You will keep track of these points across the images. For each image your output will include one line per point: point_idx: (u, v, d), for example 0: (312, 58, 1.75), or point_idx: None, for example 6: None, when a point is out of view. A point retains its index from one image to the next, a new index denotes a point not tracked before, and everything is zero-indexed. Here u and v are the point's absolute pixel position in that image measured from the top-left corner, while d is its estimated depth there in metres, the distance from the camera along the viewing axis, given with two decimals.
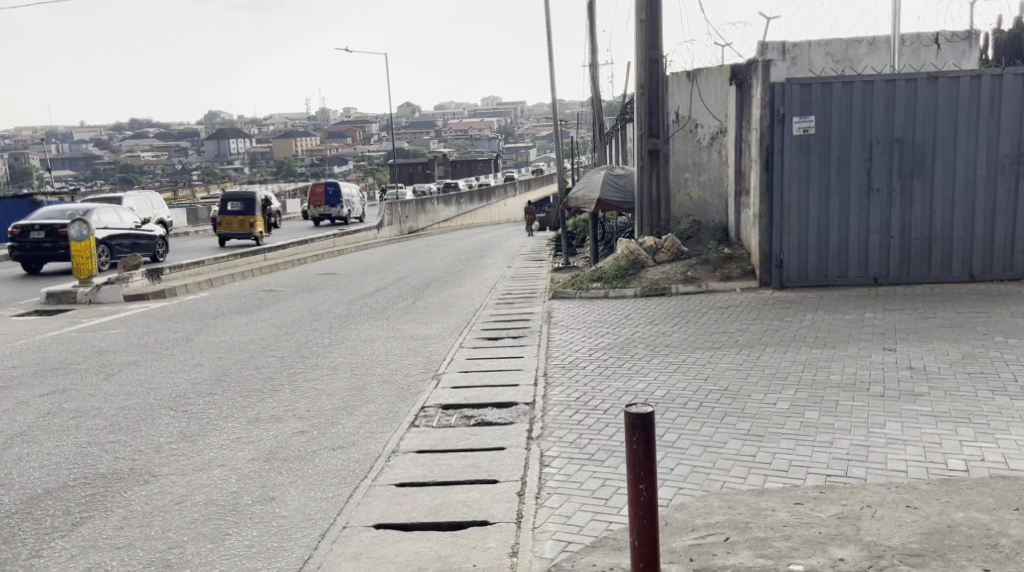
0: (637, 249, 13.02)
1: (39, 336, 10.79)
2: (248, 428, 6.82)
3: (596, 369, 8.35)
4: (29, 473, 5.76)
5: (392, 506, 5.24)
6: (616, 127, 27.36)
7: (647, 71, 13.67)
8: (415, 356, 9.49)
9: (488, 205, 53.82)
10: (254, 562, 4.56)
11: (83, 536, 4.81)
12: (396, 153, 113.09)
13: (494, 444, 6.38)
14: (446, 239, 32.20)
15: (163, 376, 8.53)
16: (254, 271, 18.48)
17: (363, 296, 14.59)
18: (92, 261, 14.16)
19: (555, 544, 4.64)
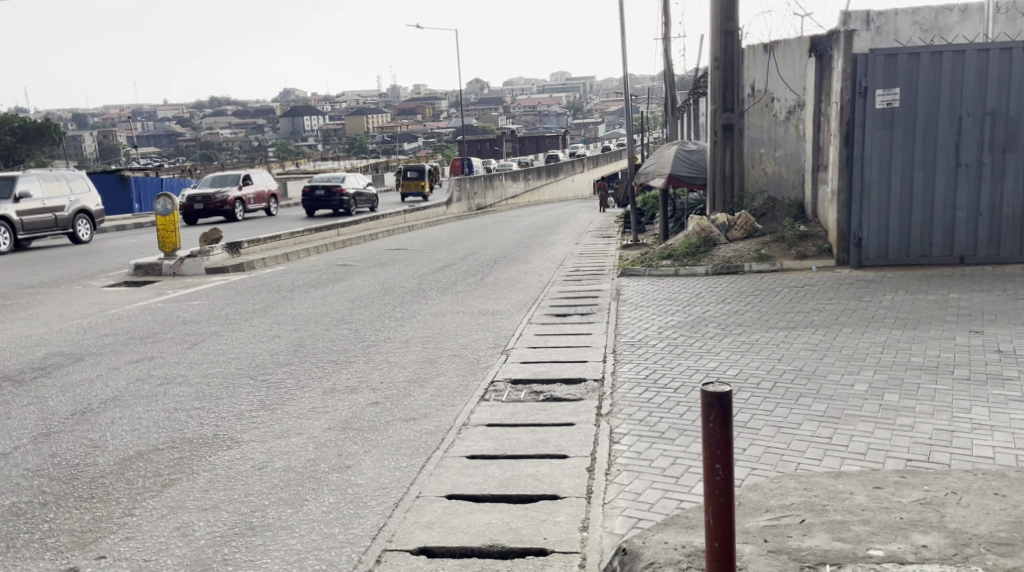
0: (709, 226, 12.87)
1: (126, 306, 11.20)
2: (325, 398, 6.98)
3: (666, 347, 8.29)
4: (121, 436, 6.01)
5: (463, 478, 5.31)
6: (688, 102, 26.94)
7: (722, 44, 13.45)
8: (484, 331, 9.57)
9: (556, 182, 53.62)
10: (332, 527, 4.68)
11: (172, 497, 5.00)
12: (464, 130, 113.71)
13: (564, 419, 6.40)
14: (515, 215, 32.21)
15: (243, 347, 8.77)
16: (327, 246, 18.79)
17: (433, 271, 14.73)
18: (177, 234, 14.63)
19: (626, 521, 4.65)
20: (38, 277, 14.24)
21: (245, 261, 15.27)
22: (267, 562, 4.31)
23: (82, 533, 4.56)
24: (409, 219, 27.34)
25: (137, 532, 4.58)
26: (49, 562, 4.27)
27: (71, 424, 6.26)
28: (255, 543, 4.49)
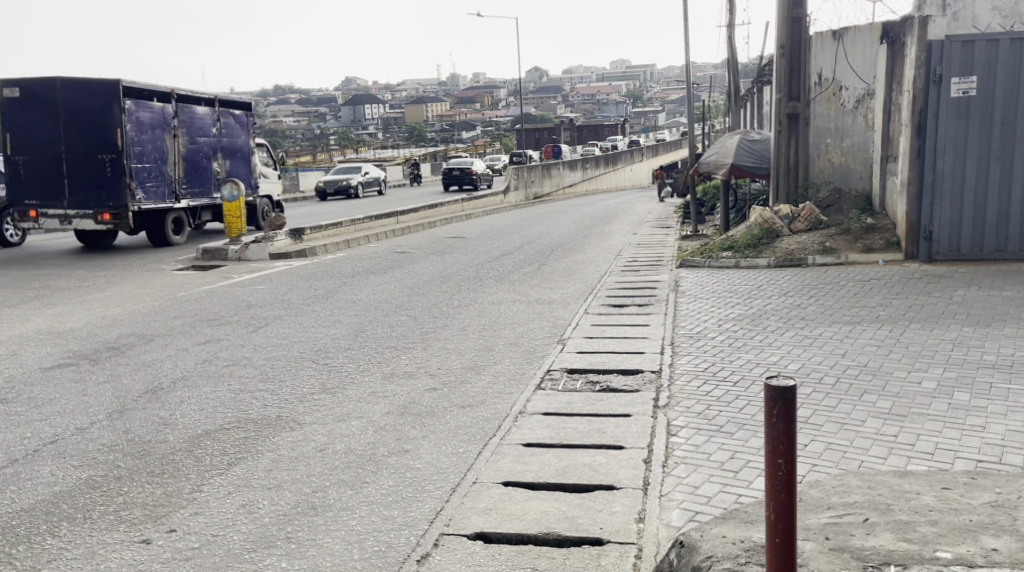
0: (772, 217, 12.68)
1: (194, 289, 11.46)
2: (384, 383, 7.07)
3: (726, 340, 8.19)
4: (190, 415, 6.17)
5: (519, 465, 5.33)
6: (751, 90, 26.46)
7: (789, 31, 13.22)
8: (541, 320, 9.57)
9: (614, 171, 53.26)
10: (391, 510, 4.75)
11: (238, 475, 5.12)
12: (521, 119, 113.84)
13: (621, 410, 6.38)
14: (573, 205, 32.06)
15: (306, 331, 8.91)
16: (386, 233, 18.98)
17: (490, 259, 14.78)
18: (242, 220, 15.00)
19: (683, 514, 4.63)
20: (111, 260, 14.65)
21: (307, 247, 15.51)
22: (328, 541, 4.39)
23: (153, 506, 4.70)
24: (466, 207, 27.45)
25: (205, 508, 4.70)
26: (124, 533, 4.41)
27: (144, 402, 6.44)
28: (317, 522, 4.57)
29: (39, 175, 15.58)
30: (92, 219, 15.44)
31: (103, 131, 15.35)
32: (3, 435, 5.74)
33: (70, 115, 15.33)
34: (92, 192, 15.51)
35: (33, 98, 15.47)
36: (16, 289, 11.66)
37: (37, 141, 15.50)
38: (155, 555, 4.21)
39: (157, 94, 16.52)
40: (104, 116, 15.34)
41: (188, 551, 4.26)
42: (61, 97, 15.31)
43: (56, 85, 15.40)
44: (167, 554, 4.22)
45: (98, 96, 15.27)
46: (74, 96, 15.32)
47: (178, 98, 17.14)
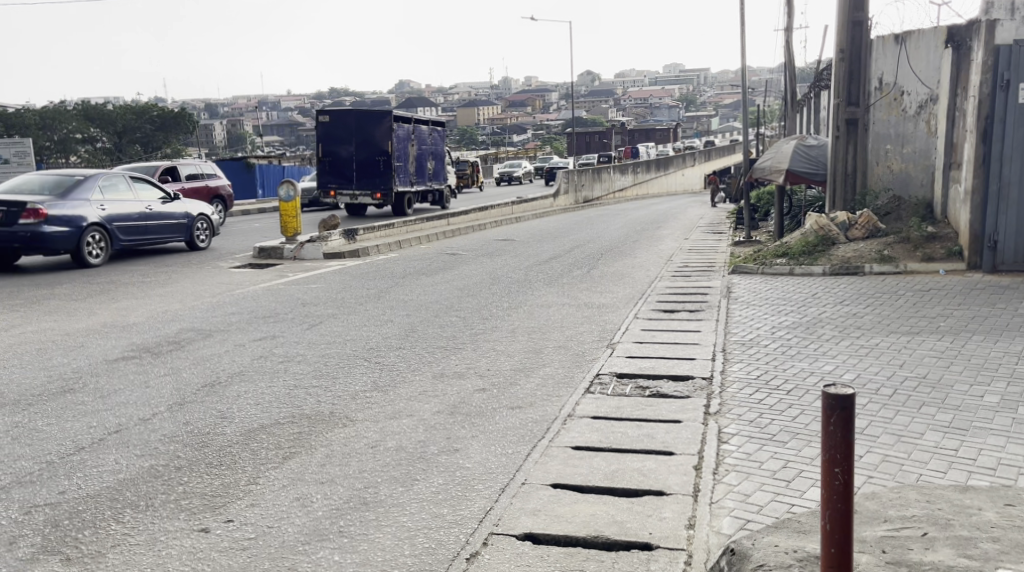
0: (828, 224, 12.56)
1: (251, 287, 11.65)
2: (434, 382, 7.11)
3: (779, 348, 8.08)
4: (247, 409, 6.28)
5: (568, 467, 5.32)
6: (808, 95, 26.08)
7: (849, 36, 13.00)
8: (590, 324, 9.54)
9: (665, 175, 52.95)
10: (441, 508, 4.78)
11: (292, 469, 5.20)
12: (572, 123, 113.84)
13: (671, 416, 6.33)
14: (623, 209, 31.89)
15: (358, 330, 9.00)
16: (437, 235, 19.10)
17: (540, 262, 14.78)
18: (298, 220, 15.20)
19: (734, 522, 4.58)
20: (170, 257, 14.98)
21: (361, 248, 15.69)
22: (380, 536, 4.42)
23: (211, 497, 4.80)
24: (517, 210, 27.51)
25: (261, 500, 4.78)
26: (184, 521, 4.51)
27: (202, 395, 6.57)
28: (368, 517, 4.62)
29: (339, 170, 26.11)
30: (373, 197, 26.01)
31: (380, 143, 25.62)
32: (69, 424, 5.91)
33: (360, 133, 25.78)
34: (370, 180, 25.93)
35: (334, 120, 25.73)
36: (81, 282, 11.99)
37: (339, 150, 26.18)
38: (213, 544, 4.30)
39: (416, 124, 28.22)
40: (380, 133, 25.71)
41: (245, 541, 4.33)
42: (355, 122, 25.75)
43: (350, 115, 25.72)
44: (224, 543, 4.30)
45: (376, 122, 25.71)
46: (361, 120, 25.71)
47: (415, 120, 27.93)
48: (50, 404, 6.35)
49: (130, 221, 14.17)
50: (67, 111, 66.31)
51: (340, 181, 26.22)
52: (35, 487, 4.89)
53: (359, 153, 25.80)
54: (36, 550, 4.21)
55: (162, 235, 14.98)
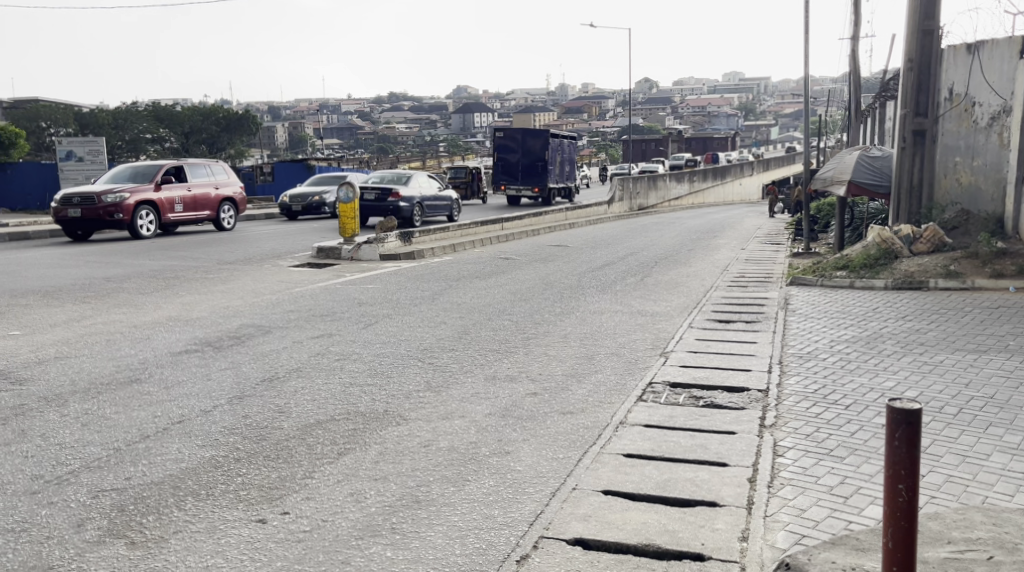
0: (891, 237, 12.32)
1: (308, 286, 11.81)
2: (486, 385, 7.12)
3: (838, 362, 7.92)
4: (304, 404, 6.36)
5: (619, 475, 5.28)
6: (872, 105, 25.59)
7: (918, 44, 12.67)
8: (643, 333, 9.44)
9: (723, 185, 52.49)
10: (492, 509, 4.77)
11: (347, 465, 5.25)
12: (628, 130, 113.53)
13: (726, 427, 6.24)
14: (679, 217, 31.63)
15: (412, 331, 9.05)
16: (491, 239, 19.15)
17: (593, 269, 14.72)
18: (356, 222, 15.38)
19: (789, 536, 4.49)
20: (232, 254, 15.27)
21: (416, 250, 15.83)
22: (431, 535, 4.43)
23: (268, 489, 4.86)
24: (570, 216, 27.48)
25: (316, 494, 4.83)
26: (242, 512, 4.57)
27: (261, 389, 6.68)
28: (420, 515, 4.63)
29: (509, 170, 36.24)
30: (533, 192, 36.31)
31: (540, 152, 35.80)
32: (135, 412, 6.05)
33: (526, 144, 35.87)
34: (532, 178, 35.96)
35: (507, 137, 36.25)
36: (147, 277, 12.29)
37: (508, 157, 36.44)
38: (270, 535, 4.35)
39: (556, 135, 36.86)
40: (538, 145, 35.83)
41: (300, 533, 4.38)
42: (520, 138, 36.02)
43: (517, 132, 35.90)
44: (280, 534, 4.35)
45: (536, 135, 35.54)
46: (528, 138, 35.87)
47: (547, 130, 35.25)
48: (117, 393, 6.51)
49: (430, 200, 24.13)
50: (137, 111, 68.08)
51: (507, 177, 36.28)
52: (102, 473, 5.01)
53: (523, 157, 35.76)
54: (102, 533, 4.31)
55: (440, 209, 24.52)
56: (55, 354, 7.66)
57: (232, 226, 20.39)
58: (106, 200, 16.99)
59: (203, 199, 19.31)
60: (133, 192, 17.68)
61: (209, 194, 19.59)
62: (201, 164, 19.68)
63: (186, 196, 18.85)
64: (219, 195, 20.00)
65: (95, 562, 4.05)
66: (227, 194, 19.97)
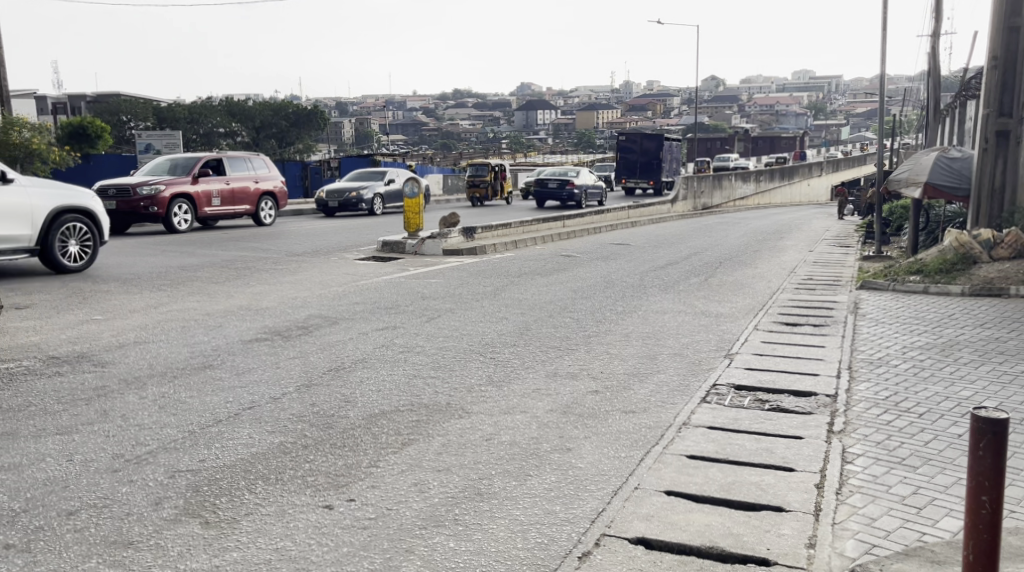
0: (970, 241, 11.94)
1: (374, 279, 11.93)
2: (548, 381, 7.09)
3: (911, 369, 7.67)
4: (369, 394, 6.43)
5: (682, 476, 5.20)
6: (952, 105, 24.83)
7: (1004, 41, 12.22)
8: (707, 334, 9.29)
9: (791, 185, 51.58)
10: (553, 505, 4.74)
11: (410, 455, 5.27)
12: (695, 129, 112.57)
13: (793, 431, 6.10)
14: (746, 218, 31.14)
15: (474, 325, 9.08)
16: (553, 237, 19.11)
17: (656, 268, 14.57)
18: (420, 217, 15.48)
19: (859, 545, 4.36)
20: (300, 247, 15.51)
21: (479, 245, 15.88)
22: (493, 528, 4.42)
23: (335, 476, 4.91)
24: (633, 215, 27.29)
25: (381, 483, 4.86)
26: (309, 497, 4.63)
27: (327, 378, 6.77)
28: (482, 508, 4.63)
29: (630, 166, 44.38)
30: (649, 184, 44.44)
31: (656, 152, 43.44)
32: (208, 397, 6.18)
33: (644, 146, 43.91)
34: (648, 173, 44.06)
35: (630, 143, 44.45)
36: (221, 267, 12.56)
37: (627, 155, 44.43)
38: (337, 520, 4.39)
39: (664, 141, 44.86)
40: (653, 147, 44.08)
41: (366, 520, 4.41)
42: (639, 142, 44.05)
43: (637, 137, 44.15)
44: (346, 521, 4.39)
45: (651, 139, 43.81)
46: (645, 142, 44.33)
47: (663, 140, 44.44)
48: (191, 378, 6.66)
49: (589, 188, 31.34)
50: (212, 106, 69.76)
51: (628, 173, 44.46)
52: (178, 454, 5.12)
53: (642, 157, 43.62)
54: (178, 512, 4.40)
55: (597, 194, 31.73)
56: (134, 339, 7.88)
57: (272, 221, 20.41)
58: (140, 193, 17.17)
59: (241, 191, 19.37)
60: (170, 184, 17.80)
61: (245, 187, 19.54)
62: (241, 156, 19.75)
63: (223, 188, 18.90)
64: (259, 189, 20.01)
65: (172, 539, 4.14)
66: (267, 187, 19.98)
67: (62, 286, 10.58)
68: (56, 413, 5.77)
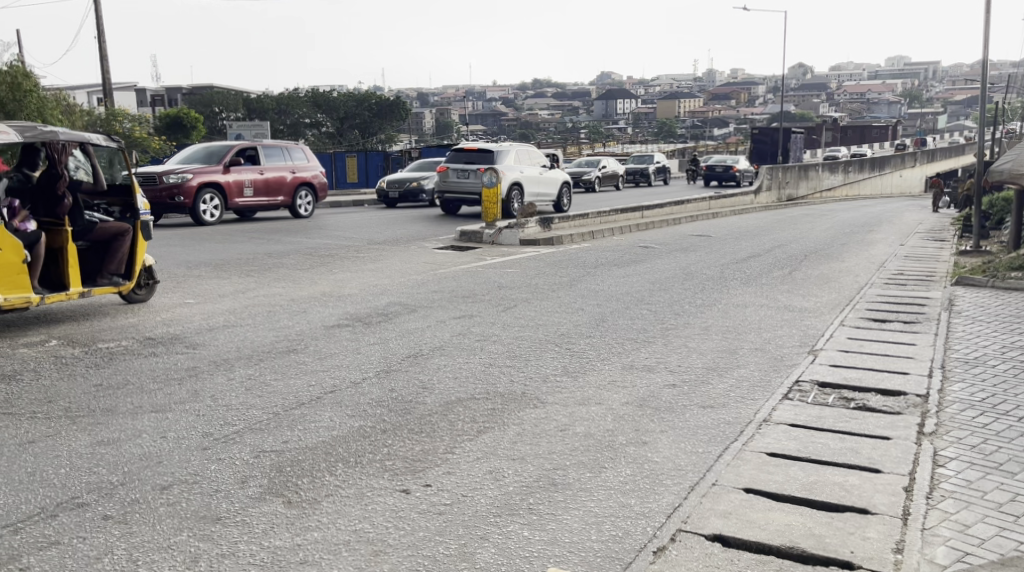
0: None
1: (454, 268, 12.02)
2: (624, 373, 7.05)
3: (1009, 370, 7.35)
4: (446, 381, 6.49)
5: (762, 474, 5.09)
6: None
7: None
8: (790, 329, 9.08)
9: (881, 176, 50.01)
10: (629, 498, 4.71)
11: (486, 443, 5.30)
12: (781, 118, 110.29)
13: (880, 431, 5.92)
14: (833, 210, 30.26)
15: (551, 316, 9.07)
16: (631, 228, 18.93)
17: (737, 260, 14.30)
18: (498, 207, 15.54)
19: (950, 553, 4.20)
20: (380, 235, 15.73)
21: (556, 236, 15.84)
22: (568, 518, 4.42)
23: (412, 461, 4.97)
24: (715, 206, 26.81)
25: (457, 469, 4.91)
26: (387, 481, 4.70)
27: (406, 364, 6.86)
28: (557, 498, 4.62)
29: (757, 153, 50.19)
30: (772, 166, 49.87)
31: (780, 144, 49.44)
32: (292, 380, 6.33)
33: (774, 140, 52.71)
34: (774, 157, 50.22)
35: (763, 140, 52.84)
36: (305, 254, 12.83)
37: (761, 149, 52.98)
38: (414, 505, 4.45)
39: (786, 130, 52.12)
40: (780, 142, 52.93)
41: (442, 506, 4.46)
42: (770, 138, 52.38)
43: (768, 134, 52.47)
44: (423, 505, 4.44)
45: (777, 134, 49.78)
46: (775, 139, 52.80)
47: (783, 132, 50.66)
48: (276, 361, 6.83)
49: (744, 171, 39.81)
50: (299, 97, 71.48)
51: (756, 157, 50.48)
52: (263, 434, 5.26)
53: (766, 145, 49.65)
54: (263, 491, 4.52)
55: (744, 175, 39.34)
56: (222, 322, 8.13)
57: (309, 212, 19.88)
58: (166, 182, 16.88)
59: (276, 182, 18.93)
60: (199, 173, 17.48)
61: (278, 176, 18.98)
62: (277, 145, 19.27)
63: (257, 177, 18.49)
64: (297, 179, 19.54)
65: (258, 516, 4.25)
66: (304, 178, 19.49)
67: (157, 269, 10.98)
68: (150, 392, 6.00)
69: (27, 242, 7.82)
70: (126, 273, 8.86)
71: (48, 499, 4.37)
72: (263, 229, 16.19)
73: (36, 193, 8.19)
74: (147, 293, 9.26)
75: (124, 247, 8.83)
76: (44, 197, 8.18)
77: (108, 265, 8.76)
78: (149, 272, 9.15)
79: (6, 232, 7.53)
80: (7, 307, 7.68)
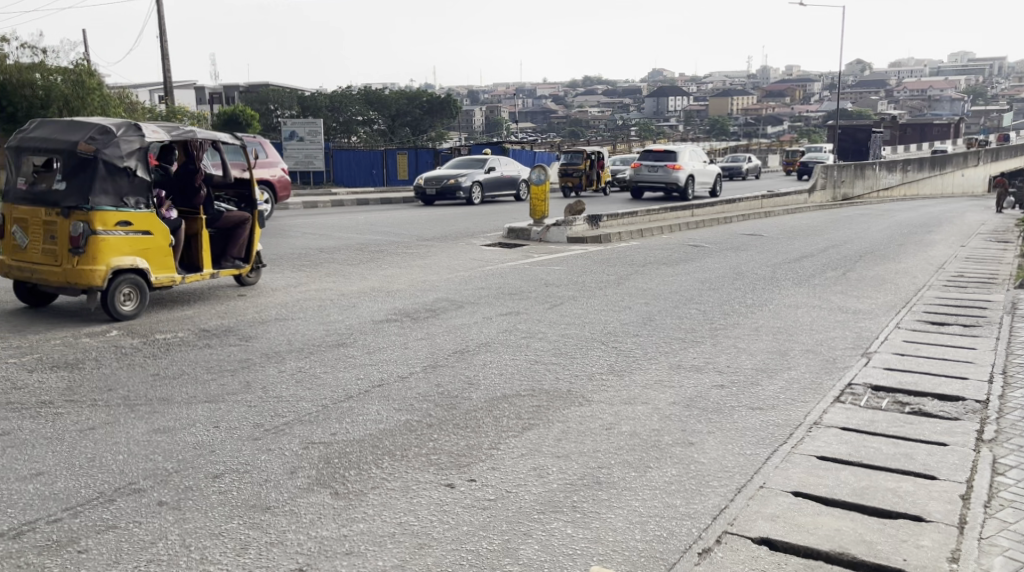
0: None
1: (502, 265, 12.04)
2: (671, 373, 6.99)
3: None
4: (492, 377, 6.51)
5: (811, 478, 5.01)
6: None
7: None
8: (843, 330, 8.92)
9: (942, 175, 48.78)
10: (674, 498, 4.67)
11: (530, 440, 5.30)
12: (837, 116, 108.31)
13: (935, 437, 5.79)
14: (890, 209, 29.58)
15: (599, 314, 9.04)
16: (682, 226, 18.76)
17: (789, 260, 14.09)
18: (546, 204, 15.57)
19: (1008, 563, 4.10)
20: (430, 232, 15.83)
21: (605, 234, 15.77)
22: (613, 517, 4.40)
23: (458, 456, 5.00)
24: (767, 205, 26.42)
25: (502, 465, 4.92)
26: (433, 475, 4.73)
27: (453, 360, 6.90)
28: (601, 497, 4.61)
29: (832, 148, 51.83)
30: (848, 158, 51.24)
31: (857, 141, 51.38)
32: (341, 373, 6.41)
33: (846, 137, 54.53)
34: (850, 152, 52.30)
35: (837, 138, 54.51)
36: (356, 250, 12.97)
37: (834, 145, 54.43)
38: (459, 499, 4.47)
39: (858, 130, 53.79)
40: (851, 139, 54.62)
41: (486, 501, 4.48)
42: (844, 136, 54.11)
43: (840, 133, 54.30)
44: (468, 500, 4.47)
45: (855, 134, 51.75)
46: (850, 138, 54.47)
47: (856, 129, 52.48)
48: (326, 354, 6.92)
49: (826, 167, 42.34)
50: (352, 94, 72.14)
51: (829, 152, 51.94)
52: (312, 426, 5.34)
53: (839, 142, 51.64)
54: (311, 481, 4.59)
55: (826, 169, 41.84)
56: (275, 315, 8.26)
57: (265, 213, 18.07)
58: None
59: None
60: None
61: None
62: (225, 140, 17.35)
63: None
64: None
65: (306, 506, 4.32)
66: None
67: None
68: (205, 382, 6.13)
69: (172, 228, 8.58)
70: (245, 257, 9.59)
71: (106, 484, 4.49)
72: (315, 225, 16.41)
73: (176, 184, 8.95)
74: (257, 275, 10.00)
75: (244, 234, 9.56)
76: (181, 188, 8.94)
77: (231, 250, 9.48)
78: (261, 256, 9.88)
79: (158, 219, 8.30)
80: (156, 286, 8.44)
